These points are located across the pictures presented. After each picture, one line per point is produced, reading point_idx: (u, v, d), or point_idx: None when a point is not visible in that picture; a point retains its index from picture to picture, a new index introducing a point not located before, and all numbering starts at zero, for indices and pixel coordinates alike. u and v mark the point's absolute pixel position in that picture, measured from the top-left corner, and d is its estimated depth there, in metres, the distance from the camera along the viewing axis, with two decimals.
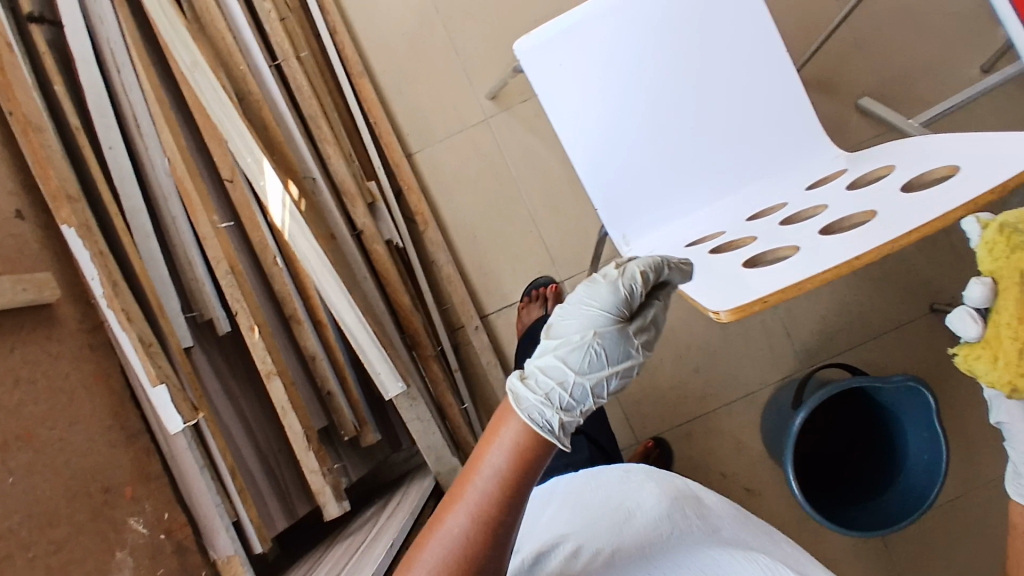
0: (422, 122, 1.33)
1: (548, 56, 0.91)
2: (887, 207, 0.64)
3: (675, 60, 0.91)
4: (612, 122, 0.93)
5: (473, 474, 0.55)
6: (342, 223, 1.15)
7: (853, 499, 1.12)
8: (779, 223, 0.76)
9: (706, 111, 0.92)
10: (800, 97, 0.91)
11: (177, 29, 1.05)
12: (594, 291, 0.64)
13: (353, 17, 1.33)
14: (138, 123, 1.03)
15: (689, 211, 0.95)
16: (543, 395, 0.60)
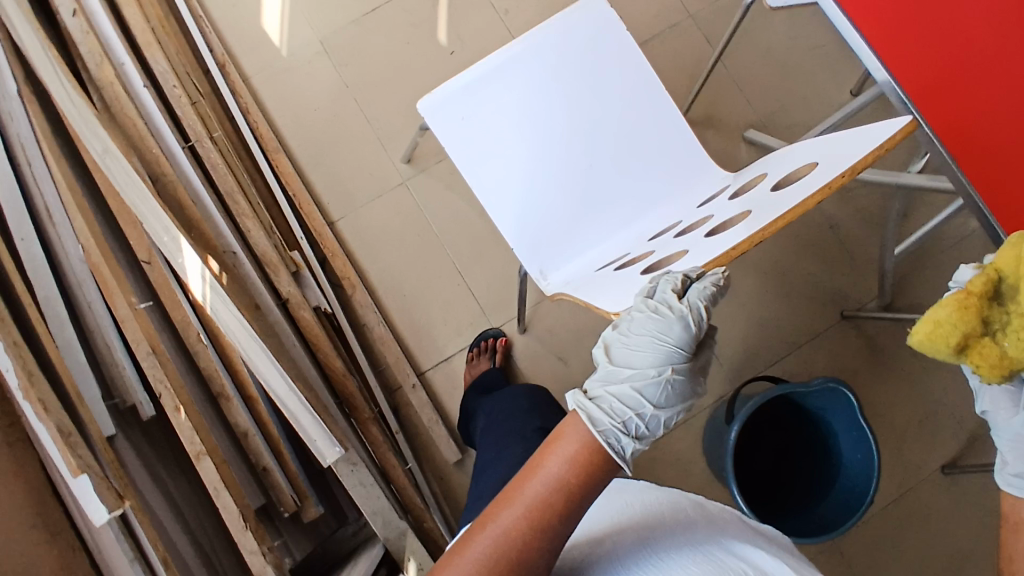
0: (342, 190, 1.37)
1: (450, 111, 0.98)
2: (759, 204, 0.71)
3: (564, 104, 1.00)
4: (517, 166, 0.99)
5: (532, 476, 0.56)
6: (267, 294, 1.16)
7: (794, 507, 1.15)
8: (674, 236, 0.82)
9: (602, 149, 1.00)
10: (678, 127, 1.00)
11: (86, 117, 1.07)
12: (663, 321, 0.67)
13: (265, 98, 1.38)
14: (50, 213, 1.03)
15: (598, 242, 1.00)
16: (619, 422, 0.62)
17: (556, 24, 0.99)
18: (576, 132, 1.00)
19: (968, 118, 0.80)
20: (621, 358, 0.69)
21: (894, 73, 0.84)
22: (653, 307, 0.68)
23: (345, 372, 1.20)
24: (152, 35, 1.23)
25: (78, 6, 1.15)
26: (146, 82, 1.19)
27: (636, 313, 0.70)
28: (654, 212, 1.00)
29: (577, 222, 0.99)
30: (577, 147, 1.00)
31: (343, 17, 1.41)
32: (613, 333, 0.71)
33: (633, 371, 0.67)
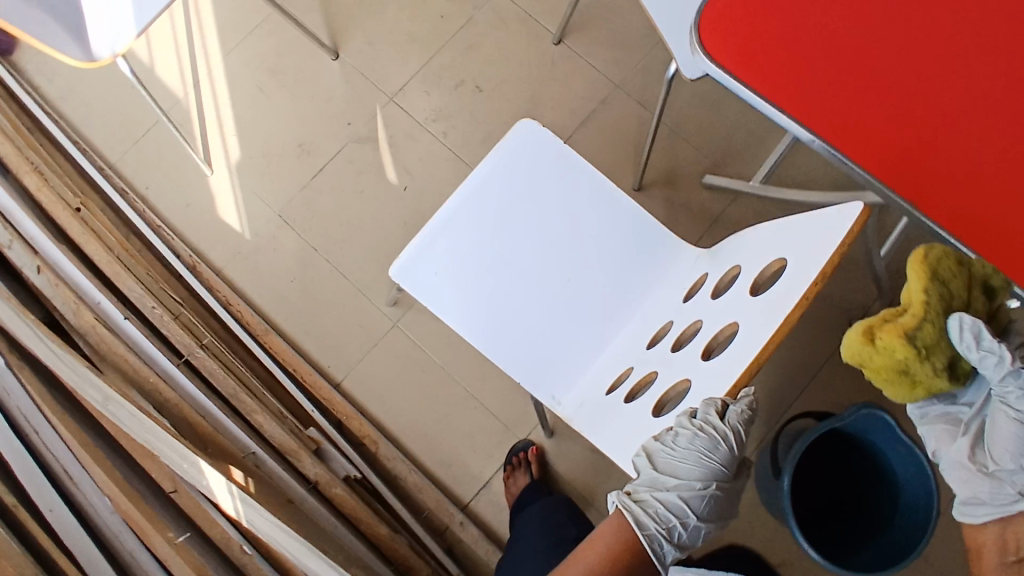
0: (339, 350, 1.38)
1: (422, 270, 1.01)
2: (743, 316, 0.75)
3: (525, 229, 1.02)
4: (500, 302, 1.01)
5: (572, 563, 0.71)
6: (296, 483, 1.17)
7: (867, 538, 1.13)
8: (671, 350, 0.85)
9: (575, 260, 1.02)
10: (640, 219, 1.02)
11: (77, 370, 1.08)
12: (704, 441, 0.75)
13: (241, 284, 1.41)
14: (70, 474, 1.03)
15: (597, 351, 1.00)
16: (663, 526, 0.74)
17: (496, 158, 1.03)
18: (545, 253, 1.02)
19: (888, 143, 0.76)
20: (666, 468, 0.77)
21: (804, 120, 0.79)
22: (698, 426, 0.75)
23: (392, 535, 1.19)
24: (120, 265, 1.26)
25: (42, 263, 1.18)
26: (127, 313, 1.21)
27: (682, 427, 0.76)
28: (640, 306, 1.00)
29: (572, 337, 1.00)
30: (551, 266, 1.02)
31: (293, 185, 1.45)
32: (660, 442, 0.78)
33: (680, 482, 0.76)
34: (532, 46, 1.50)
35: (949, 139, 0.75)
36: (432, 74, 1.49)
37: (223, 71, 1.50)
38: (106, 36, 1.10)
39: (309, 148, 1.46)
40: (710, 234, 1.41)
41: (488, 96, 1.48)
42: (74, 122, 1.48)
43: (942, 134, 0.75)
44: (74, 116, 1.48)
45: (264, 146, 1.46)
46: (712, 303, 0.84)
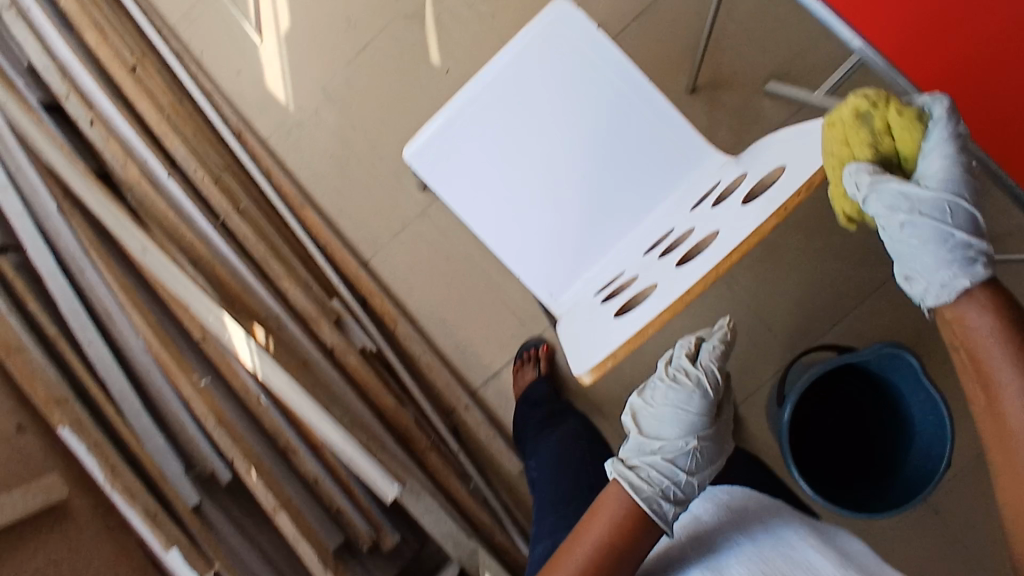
0: (369, 229, 1.41)
1: (435, 157, 0.93)
2: (728, 222, 0.68)
3: (551, 124, 0.92)
4: (515, 198, 0.94)
5: (580, 538, 0.64)
6: (313, 348, 1.23)
7: (871, 481, 1.08)
8: (658, 256, 0.80)
9: (599, 161, 0.93)
10: (674, 118, 0.90)
11: (120, 220, 1.16)
12: (678, 388, 0.75)
13: (284, 156, 1.45)
14: (110, 314, 1.14)
15: (603, 256, 0.95)
16: (657, 486, 0.67)
17: (528, 35, 0.90)
18: (571, 151, 0.93)
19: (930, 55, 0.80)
20: (648, 428, 0.76)
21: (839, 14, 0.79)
22: (670, 377, 0.77)
23: (398, 407, 1.26)
24: (168, 125, 1.31)
25: (95, 115, 1.24)
26: (170, 172, 1.27)
27: (656, 382, 0.78)
28: (655, 214, 0.93)
29: (582, 241, 0.95)
30: (575, 168, 0.93)
31: (338, 60, 1.44)
32: (638, 405, 0.79)
33: (661, 438, 0.74)
34: None
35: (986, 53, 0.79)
36: None
37: None
38: None
39: (356, 23, 1.43)
40: None
41: None
42: None
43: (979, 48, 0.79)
44: None
45: (313, 17, 1.45)
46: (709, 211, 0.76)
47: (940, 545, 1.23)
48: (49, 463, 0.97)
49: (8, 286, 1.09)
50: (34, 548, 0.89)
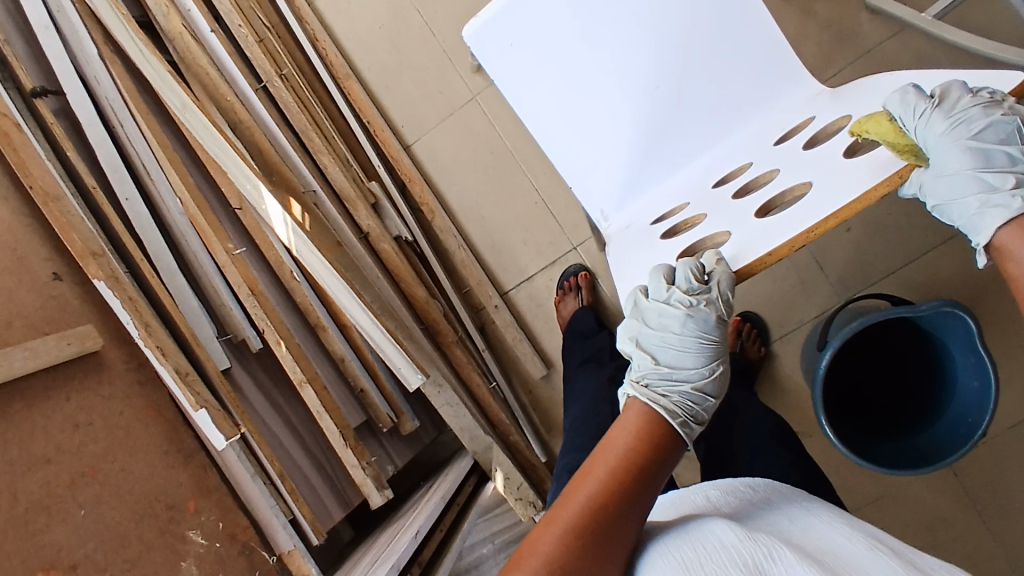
0: (415, 112, 1.35)
1: (499, 41, 0.82)
2: (819, 174, 0.63)
3: (632, 21, 0.80)
4: (576, 105, 0.86)
5: (601, 453, 0.57)
6: (348, 229, 1.21)
7: (892, 438, 1.07)
8: (732, 195, 0.74)
9: (679, 85, 0.83)
10: (768, 33, 0.80)
11: (160, 72, 1.10)
12: (696, 316, 0.69)
13: (333, 22, 1.38)
14: (147, 171, 1.12)
15: (663, 186, 0.90)
16: (687, 418, 0.64)
17: None
18: (649, 69, 0.83)
19: None
20: (661, 354, 0.71)
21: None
22: (688, 307, 0.68)
23: (428, 299, 1.24)
24: None
25: None
26: (213, 26, 1.20)
27: (670, 305, 0.69)
28: (728, 148, 0.85)
29: (643, 164, 0.88)
30: (651, 82, 0.83)
31: None
32: (643, 327, 0.72)
33: (679, 368, 0.69)
34: None
35: None
36: None
37: None
38: None
39: None
40: (850, 70, 1.21)
41: None
42: None
43: None
44: None
45: None
46: (801, 154, 0.69)
47: (957, 503, 1.22)
48: (87, 313, 1.00)
49: (46, 130, 1.06)
50: (68, 392, 0.94)
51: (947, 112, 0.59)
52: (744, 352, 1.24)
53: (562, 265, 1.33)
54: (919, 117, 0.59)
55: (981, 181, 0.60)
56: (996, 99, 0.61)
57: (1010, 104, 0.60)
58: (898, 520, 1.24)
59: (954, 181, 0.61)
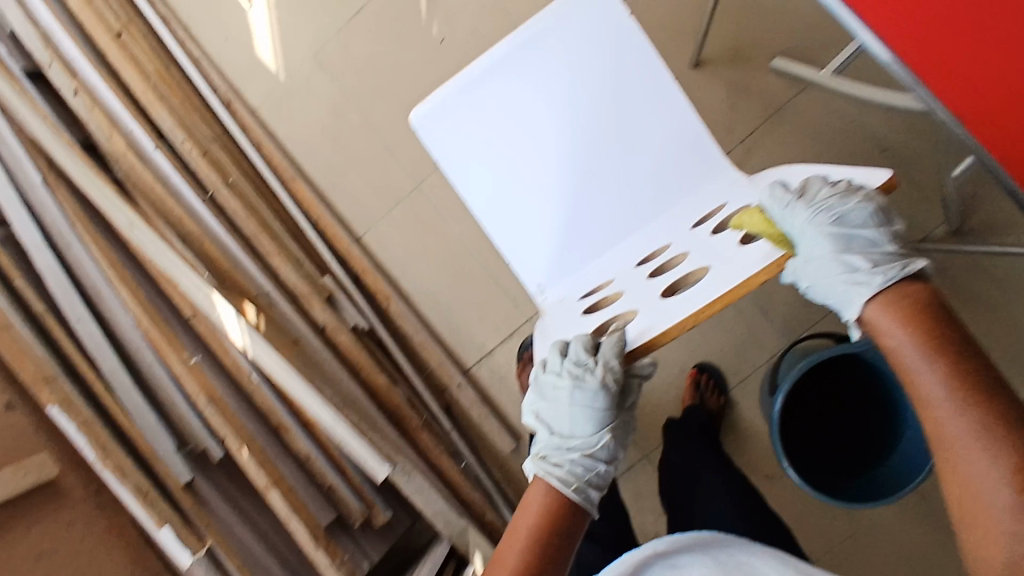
0: (363, 205, 1.40)
1: (441, 126, 0.88)
2: (718, 261, 0.69)
3: (561, 107, 0.88)
4: (511, 167, 0.90)
5: (511, 536, 0.65)
6: (303, 326, 1.23)
7: (857, 471, 1.09)
8: (647, 277, 0.80)
9: (606, 167, 0.89)
10: (690, 120, 0.85)
11: (105, 191, 1.12)
12: (584, 389, 0.74)
13: (276, 127, 1.43)
14: (98, 290, 1.13)
15: (592, 265, 0.94)
16: (582, 481, 0.71)
17: (549, 15, 0.83)
18: (578, 151, 0.89)
19: (981, 75, 0.65)
20: (557, 424, 0.77)
21: (869, 23, 0.65)
22: (575, 380, 0.74)
23: (389, 386, 1.27)
24: (155, 94, 1.29)
25: (80, 84, 1.21)
26: (158, 145, 1.25)
27: (559, 379, 0.75)
28: (656, 225, 0.90)
29: (576, 239, 0.92)
30: (580, 163, 0.90)
31: (330, 29, 1.41)
32: (539, 400, 0.79)
33: (573, 436, 0.76)
34: None
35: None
36: None
37: None
38: None
39: None
40: (764, 128, 1.30)
41: None
42: None
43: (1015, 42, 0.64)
44: None
45: None
46: (707, 240, 0.76)
47: (930, 531, 1.24)
48: (42, 440, 0.99)
49: None
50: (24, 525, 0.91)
51: (808, 202, 0.69)
52: (705, 404, 1.27)
53: (520, 336, 1.35)
54: (782, 208, 0.70)
55: (846, 260, 0.68)
56: (851, 191, 0.71)
57: (861, 194, 0.70)
58: (877, 554, 1.25)
59: (824, 263, 0.69)
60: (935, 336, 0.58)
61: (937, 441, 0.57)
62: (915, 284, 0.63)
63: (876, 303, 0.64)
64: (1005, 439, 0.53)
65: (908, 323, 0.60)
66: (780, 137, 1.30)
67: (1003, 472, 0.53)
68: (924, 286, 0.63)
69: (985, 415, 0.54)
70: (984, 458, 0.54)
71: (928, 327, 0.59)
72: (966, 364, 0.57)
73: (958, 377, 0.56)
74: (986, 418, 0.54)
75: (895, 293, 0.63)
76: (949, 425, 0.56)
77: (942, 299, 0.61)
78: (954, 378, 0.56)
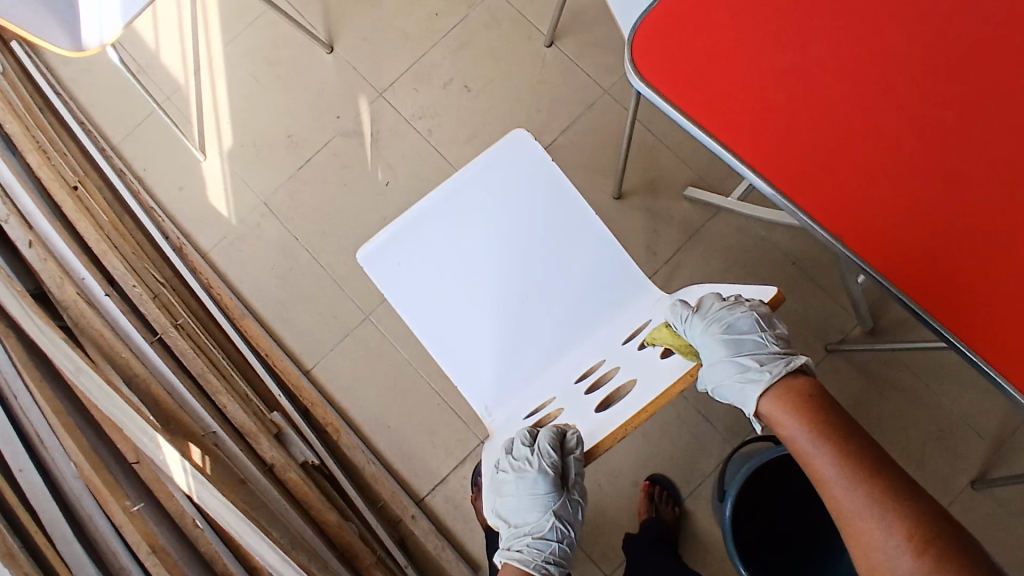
0: (312, 338, 1.43)
1: (387, 260, 0.96)
2: (644, 374, 0.77)
3: (495, 239, 0.98)
4: (455, 288, 0.96)
5: None
6: (251, 464, 1.21)
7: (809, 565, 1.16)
8: (584, 391, 0.88)
9: (541, 288, 0.97)
10: (610, 244, 0.95)
11: (51, 336, 1.12)
12: (527, 479, 0.86)
13: (226, 267, 1.48)
14: (40, 438, 1.10)
15: (536, 382, 0.95)
16: (537, 559, 0.85)
17: (480, 163, 0.98)
18: (514, 276, 0.97)
19: (847, 198, 0.74)
20: (512, 515, 0.89)
21: (751, 163, 0.76)
22: (518, 474, 0.86)
23: (340, 522, 1.24)
24: (108, 244, 1.35)
25: (34, 236, 1.26)
26: (109, 291, 1.28)
27: (505, 473, 0.87)
28: (592, 340, 0.95)
29: (519, 357, 0.95)
30: (517, 286, 0.97)
31: (281, 175, 1.51)
32: (494, 497, 0.90)
33: (528, 523, 0.88)
34: (524, 47, 1.54)
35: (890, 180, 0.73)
36: (422, 72, 1.54)
37: (223, 60, 1.57)
38: (94, 28, 1.16)
39: (298, 140, 1.52)
40: (685, 248, 1.43)
41: (476, 96, 1.52)
42: (82, 102, 1.57)
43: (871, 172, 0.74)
44: (83, 97, 1.57)
45: (257, 135, 1.53)
46: (635, 355, 0.84)
47: None
48: None
49: None
50: None
51: (703, 316, 0.81)
52: (661, 515, 1.27)
53: (472, 461, 1.35)
54: (683, 323, 0.82)
55: (738, 361, 0.78)
56: (739, 302, 0.82)
57: (746, 304, 0.81)
58: None
59: (722, 366, 0.79)
60: (822, 422, 0.66)
61: (838, 519, 0.63)
62: (799, 378, 0.72)
63: (770, 398, 0.72)
64: (894, 509, 0.61)
65: (797, 413, 0.68)
66: (701, 256, 1.42)
67: (898, 540, 0.59)
68: (806, 379, 0.72)
69: (873, 488, 0.62)
70: (880, 528, 0.60)
71: (814, 415, 0.67)
72: (850, 443, 0.65)
73: (846, 456, 0.64)
74: (875, 491, 0.62)
75: (784, 387, 0.72)
76: (847, 500, 0.62)
77: (822, 388, 0.70)
78: (843, 458, 0.64)
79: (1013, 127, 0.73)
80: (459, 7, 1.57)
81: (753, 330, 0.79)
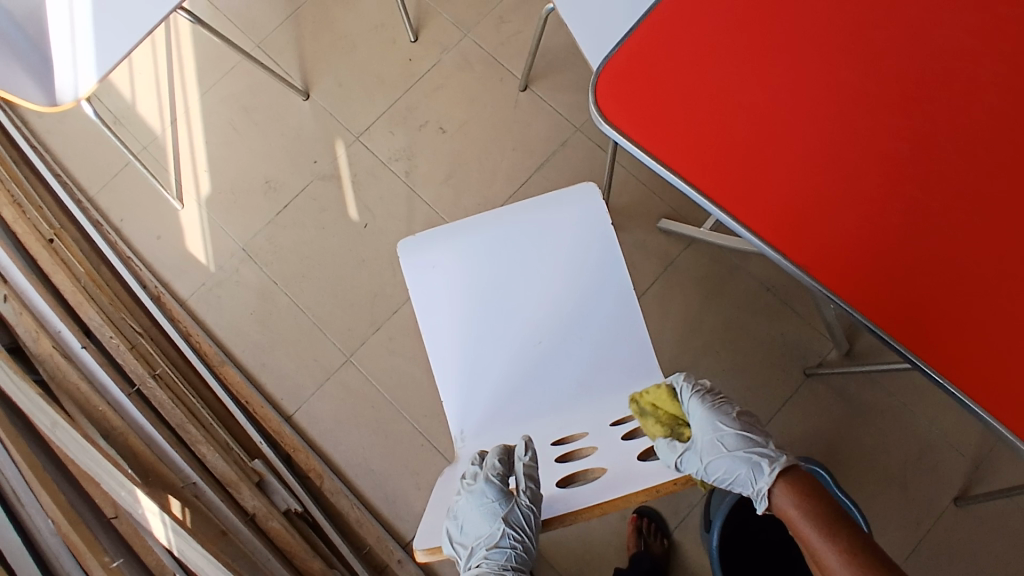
0: (293, 383, 1.42)
1: (423, 258, 0.96)
2: (616, 465, 0.77)
3: (522, 274, 0.97)
4: (467, 309, 0.96)
5: None
6: (233, 513, 1.19)
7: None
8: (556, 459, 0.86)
9: (553, 337, 0.96)
10: (636, 323, 0.96)
11: (29, 393, 1.10)
12: (474, 493, 0.82)
13: (205, 314, 1.47)
14: (16, 494, 1.07)
15: (519, 428, 0.95)
16: None
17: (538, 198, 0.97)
18: (525, 317, 0.97)
19: (826, 235, 0.76)
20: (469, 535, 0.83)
21: (735, 187, 0.78)
22: (466, 488, 0.83)
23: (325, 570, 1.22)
24: (84, 295, 1.36)
25: (10, 291, 1.25)
26: (85, 342, 1.28)
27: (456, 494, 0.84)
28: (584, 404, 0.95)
29: (515, 399, 0.95)
30: (527, 325, 0.97)
31: (259, 220, 1.52)
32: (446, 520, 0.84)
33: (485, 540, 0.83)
34: (497, 89, 1.57)
35: (873, 229, 0.75)
36: (397, 116, 1.57)
37: (200, 109, 1.59)
38: (69, 82, 1.16)
39: (276, 185, 1.54)
40: (661, 280, 1.45)
41: (451, 136, 1.55)
42: (57, 154, 1.58)
43: (860, 219, 0.76)
44: (59, 150, 1.58)
45: (234, 182, 1.54)
46: (618, 442, 0.83)
47: None
48: None
49: None
50: None
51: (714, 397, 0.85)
52: (649, 549, 1.27)
53: None
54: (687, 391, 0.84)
55: (745, 437, 0.82)
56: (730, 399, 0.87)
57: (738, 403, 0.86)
58: None
59: (728, 439, 0.81)
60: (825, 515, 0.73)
61: None
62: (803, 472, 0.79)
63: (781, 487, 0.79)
64: None
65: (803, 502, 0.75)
66: (679, 286, 1.45)
67: None
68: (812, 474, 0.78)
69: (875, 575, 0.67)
70: None
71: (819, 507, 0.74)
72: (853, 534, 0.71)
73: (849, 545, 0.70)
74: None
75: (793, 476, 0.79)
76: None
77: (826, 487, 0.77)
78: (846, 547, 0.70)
79: (968, 165, 0.76)
80: (433, 52, 1.61)
81: (753, 428, 0.84)
